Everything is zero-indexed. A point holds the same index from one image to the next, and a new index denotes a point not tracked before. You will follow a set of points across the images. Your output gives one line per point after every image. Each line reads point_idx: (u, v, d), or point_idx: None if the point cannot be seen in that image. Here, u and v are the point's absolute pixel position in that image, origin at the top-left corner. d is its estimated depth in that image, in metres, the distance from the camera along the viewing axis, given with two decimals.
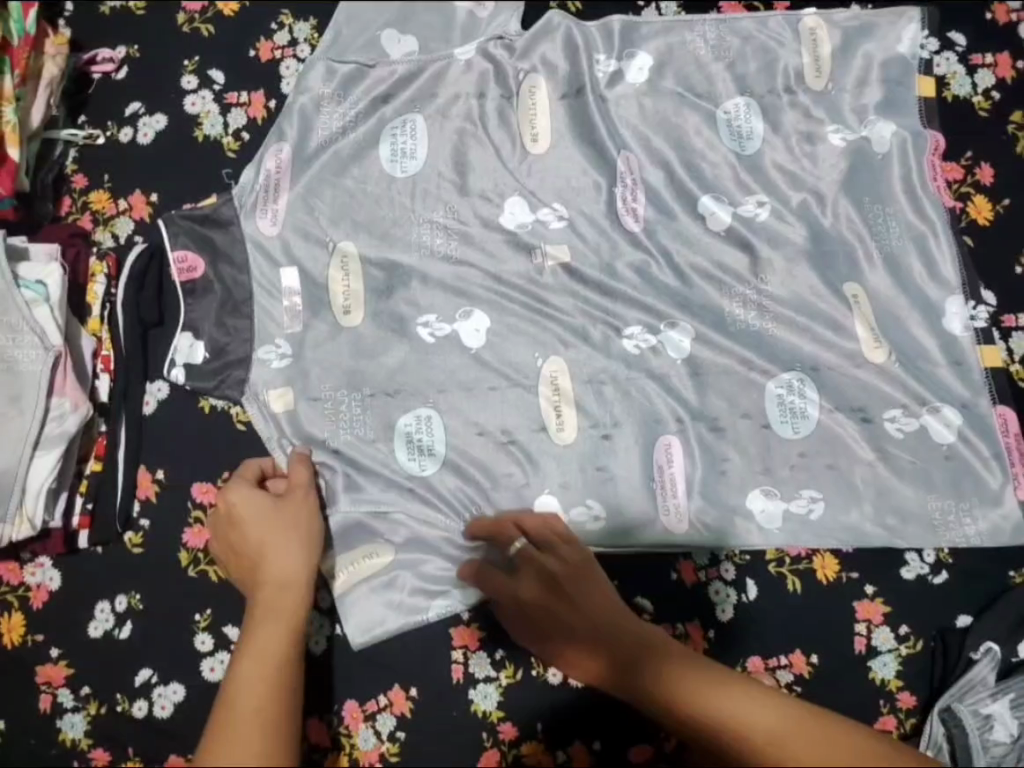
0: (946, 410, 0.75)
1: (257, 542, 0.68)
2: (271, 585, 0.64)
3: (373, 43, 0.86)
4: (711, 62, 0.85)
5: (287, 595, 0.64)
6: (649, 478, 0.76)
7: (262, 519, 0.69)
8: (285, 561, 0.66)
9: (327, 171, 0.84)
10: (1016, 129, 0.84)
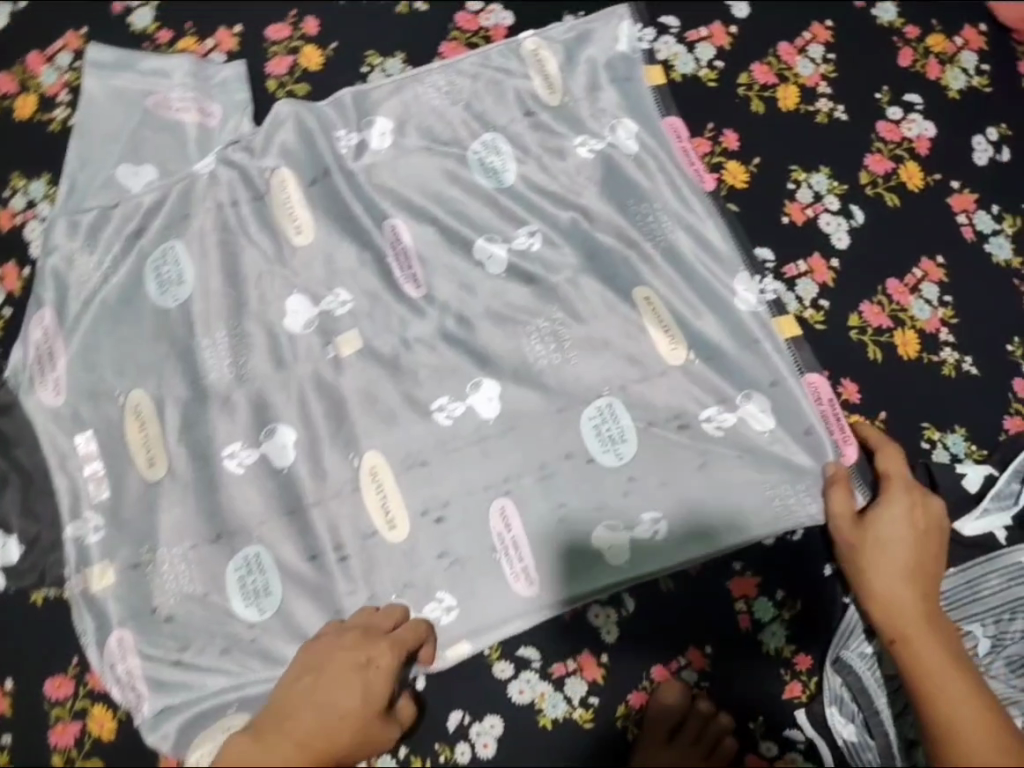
0: (756, 397, 0.79)
1: (350, 689, 0.63)
2: (335, 742, 0.60)
3: (111, 181, 0.85)
4: (448, 110, 0.86)
5: (335, 734, 0.60)
6: (493, 549, 0.78)
7: (332, 678, 0.63)
8: (347, 696, 0.63)
9: (97, 319, 0.82)
10: (747, 90, 0.86)
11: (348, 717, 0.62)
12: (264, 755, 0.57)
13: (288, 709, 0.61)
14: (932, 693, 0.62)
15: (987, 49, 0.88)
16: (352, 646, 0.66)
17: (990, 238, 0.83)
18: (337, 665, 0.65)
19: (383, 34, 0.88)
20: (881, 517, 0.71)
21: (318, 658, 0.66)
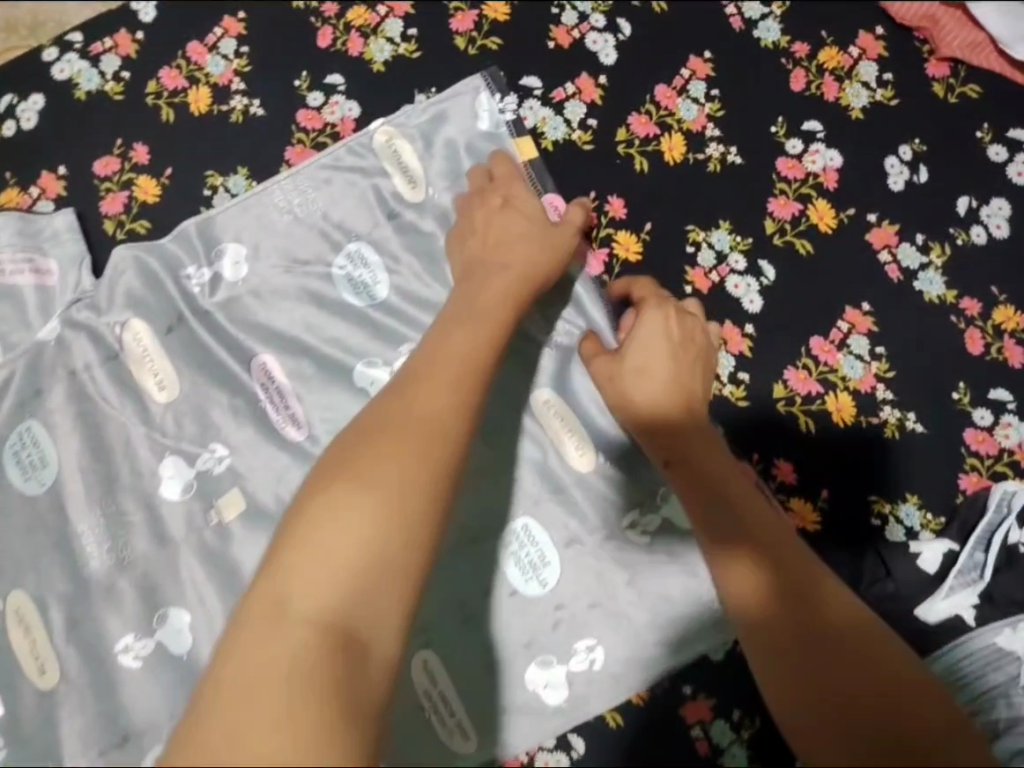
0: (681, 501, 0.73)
1: (437, 385, 0.56)
2: (402, 456, 0.50)
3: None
4: (303, 223, 0.77)
5: (408, 531, 0.48)
6: (421, 706, 0.69)
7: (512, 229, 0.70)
8: (384, 470, 0.49)
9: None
10: (627, 148, 0.77)
11: (426, 458, 0.51)
12: (369, 517, 0.47)
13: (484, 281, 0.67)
14: (810, 653, 0.54)
15: (887, 55, 0.79)
16: (491, 328, 0.62)
17: (918, 273, 0.74)
18: (462, 345, 0.60)
19: (221, 150, 0.80)
20: (668, 411, 0.66)
21: (431, 358, 0.58)
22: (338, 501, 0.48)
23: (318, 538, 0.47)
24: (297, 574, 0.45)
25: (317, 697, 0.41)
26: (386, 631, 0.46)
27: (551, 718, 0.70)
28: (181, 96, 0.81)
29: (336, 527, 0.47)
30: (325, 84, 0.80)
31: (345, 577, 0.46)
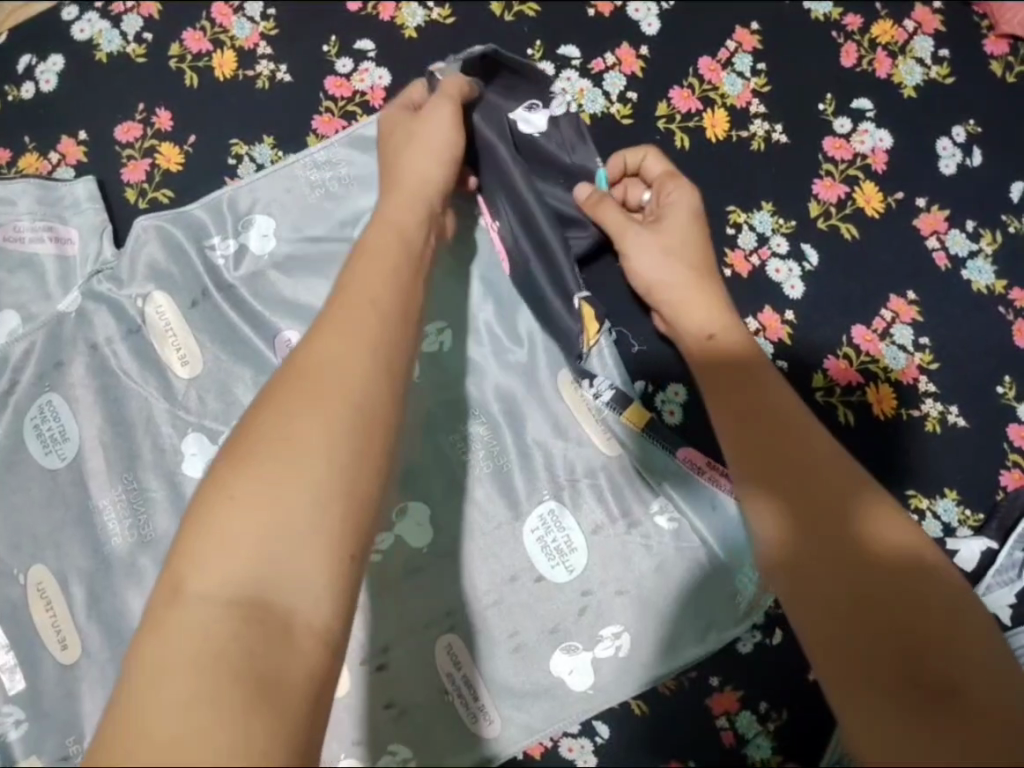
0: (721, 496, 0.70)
1: (366, 315, 0.47)
2: (353, 349, 0.45)
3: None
4: (331, 194, 0.75)
5: (346, 473, 0.40)
6: (444, 688, 0.70)
7: (410, 139, 0.62)
8: (334, 378, 0.43)
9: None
10: (667, 123, 0.74)
11: (378, 359, 0.45)
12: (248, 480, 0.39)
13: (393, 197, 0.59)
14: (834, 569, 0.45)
15: (944, 30, 0.75)
16: (408, 251, 0.54)
17: (967, 261, 0.72)
18: (380, 276, 0.50)
19: (247, 118, 0.77)
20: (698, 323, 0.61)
21: (358, 291, 0.48)
22: (281, 408, 0.42)
23: (259, 478, 0.39)
24: (208, 540, 0.38)
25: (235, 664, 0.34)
26: (316, 590, 0.38)
27: (577, 707, 0.70)
28: (205, 59, 0.78)
29: (287, 445, 0.40)
30: (354, 51, 0.78)
31: (272, 511, 0.38)
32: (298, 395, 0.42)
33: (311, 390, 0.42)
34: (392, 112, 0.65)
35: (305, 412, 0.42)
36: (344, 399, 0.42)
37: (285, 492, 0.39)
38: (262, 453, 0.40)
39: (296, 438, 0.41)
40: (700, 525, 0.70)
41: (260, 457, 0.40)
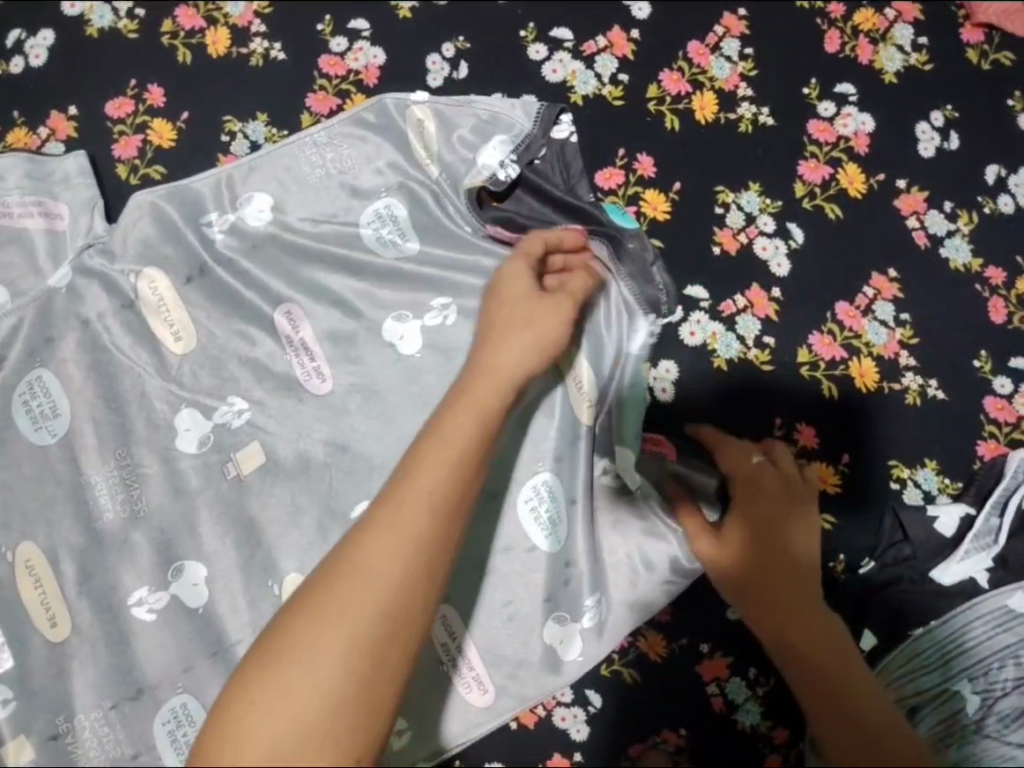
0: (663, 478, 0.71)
1: (423, 509, 0.50)
2: (402, 541, 0.49)
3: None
4: (328, 170, 0.75)
5: (388, 631, 0.47)
6: (440, 659, 0.71)
7: (531, 308, 0.63)
8: (386, 559, 0.48)
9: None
10: (658, 105, 0.76)
11: (407, 571, 0.48)
12: (305, 619, 0.47)
13: (492, 335, 0.62)
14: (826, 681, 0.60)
15: (922, 18, 0.78)
16: (482, 409, 0.56)
17: (945, 240, 0.74)
18: (462, 440, 0.54)
19: (240, 94, 0.78)
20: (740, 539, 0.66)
21: (429, 458, 0.52)
22: (351, 555, 0.49)
23: (305, 632, 0.47)
24: (288, 668, 0.46)
25: (325, 728, 0.45)
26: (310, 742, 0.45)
27: (571, 675, 0.71)
28: (198, 36, 0.78)
29: (339, 604, 0.47)
30: (349, 30, 0.78)
31: (297, 685, 0.46)
32: (375, 530, 0.49)
33: (359, 565, 0.48)
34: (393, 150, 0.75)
35: (346, 576, 0.48)
36: (382, 587, 0.48)
37: (323, 622, 0.47)
38: (328, 590, 0.48)
39: (351, 579, 0.48)
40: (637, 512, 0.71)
41: (327, 594, 0.48)
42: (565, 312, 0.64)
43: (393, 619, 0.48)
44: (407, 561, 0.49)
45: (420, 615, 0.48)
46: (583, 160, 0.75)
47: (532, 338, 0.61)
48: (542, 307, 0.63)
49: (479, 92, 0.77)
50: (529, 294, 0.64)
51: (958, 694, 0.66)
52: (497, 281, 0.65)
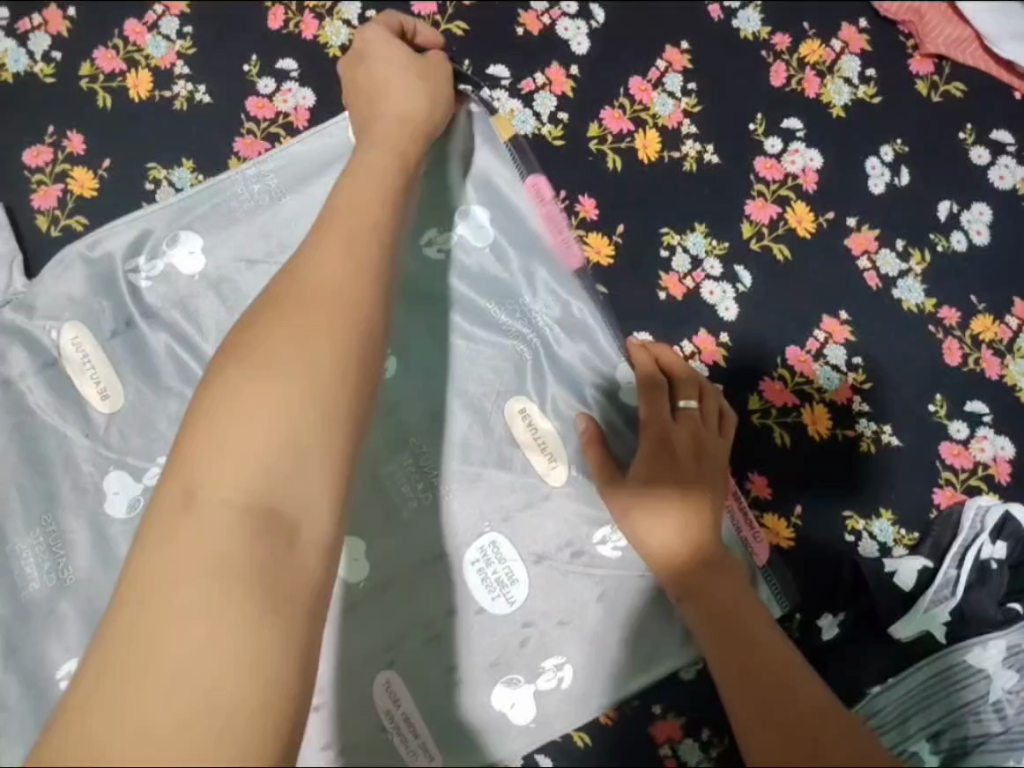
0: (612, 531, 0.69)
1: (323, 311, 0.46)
2: (307, 340, 0.44)
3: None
4: (256, 216, 0.72)
5: (300, 439, 0.41)
6: (382, 727, 0.68)
7: (391, 72, 0.64)
8: (293, 352, 0.43)
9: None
10: (599, 145, 0.73)
11: (311, 365, 0.43)
12: (202, 426, 0.41)
13: (369, 112, 0.63)
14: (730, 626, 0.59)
15: (870, 49, 0.76)
16: (356, 234, 0.51)
17: (897, 280, 0.72)
18: (349, 261, 0.49)
19: (165, 140, 0.74)
20: (663, 525, 0.63)
21: (306, 275, 0.48)
22: (244, 359, 0.43)
23: (210, 444, 0.40)
24: (192, 507, 0.38)
25: (241, 577, 0.37)
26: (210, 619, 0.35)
27: (519, 740, 0.68)
28: (119, 79, 0.75)
29: (244, 407, 0.41)
30: (276, 70, 0.75)
31: (197, 532, 0.37)
32: (269, 334, 0.44)
33: (260, 361, 0.43)
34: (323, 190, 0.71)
35: (243, 376, 0.42)
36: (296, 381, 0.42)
37: (226, 430, 0.40)
38: (227, 396, 0.42)
39: (252, 378, 0.42)
40: (585, 571, 0.69)
41: (223, 405, 0.41)
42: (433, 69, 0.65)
43: (311, 415, 0.42)
44: (316, 348, 0.44)
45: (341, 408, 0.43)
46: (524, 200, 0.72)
47: (400, 76, 0.63)
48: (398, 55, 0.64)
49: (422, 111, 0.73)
50: (397, 59, 0.64)
51: (916, 753, 0.63)
52: (361, 61, 0.66)
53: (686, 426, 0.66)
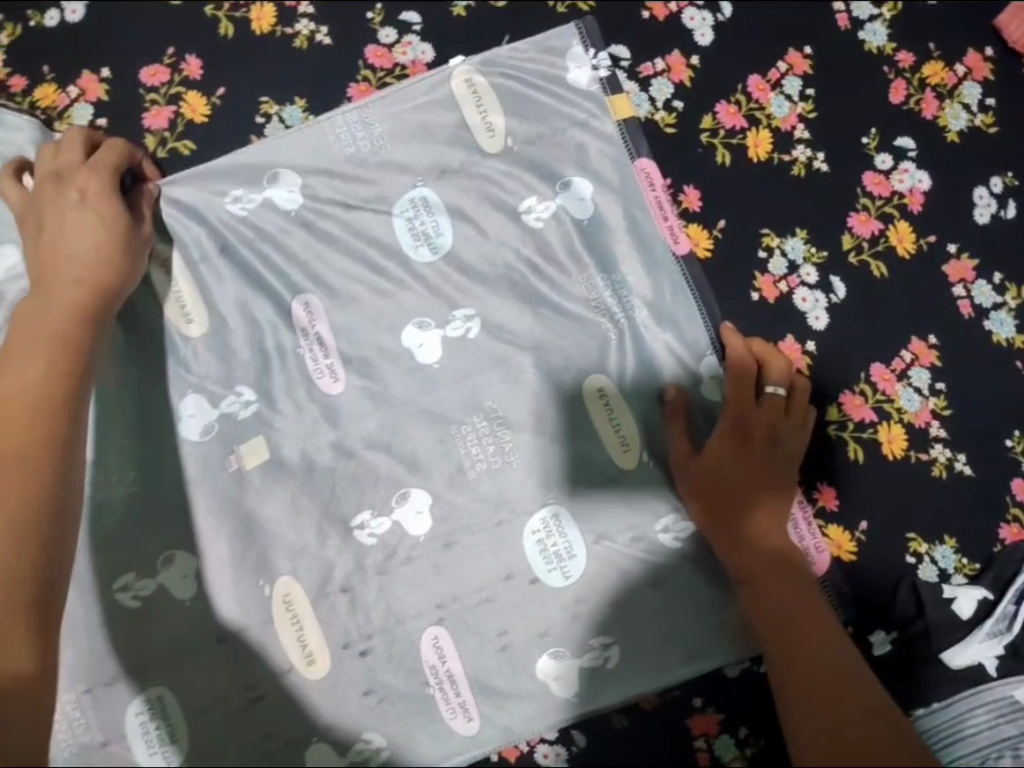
0: (676, 521, 0.69)
1: (23, 419, 0.57)
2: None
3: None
4: (361, 164, 0.74)
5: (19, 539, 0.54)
6: (424, 682, 0.68)
7: (87, 215, 0.66)
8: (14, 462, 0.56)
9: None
10: (710, 137, 0.73)
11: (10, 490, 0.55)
12: None
13: (56, 230, 0.66)
14: (788, 622, 0.63)
15: (993, 79, 0.75)
16: (67, 362, 0.61)
17: (990, 312, 0.72)
18: (43, 364, 0.60)
19: (281, 75, 0.75)
20: (725, 499, 0.67)
21: (11, 387, 0.58)
22: None
23: None
24: None
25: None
26: (10, 661, 0.53)
27: (559, 715, 0.68)
28: (243, 11, 0.75)
29: None
30: (399, 21, 0.75)
31: None
32: None
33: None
34: (437, 149, 0.74)
35: None
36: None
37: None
38: None
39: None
40: (642, 557, 0.69)
41: None
42: (131, 235, 0.68)
43: (13, 528, 0.54)
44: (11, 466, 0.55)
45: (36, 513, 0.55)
46: (629, 183, 0.72)
47: (92, 221, 0.66)
48: (87, 193, 0.67)
49: (538, 79, 0.74)
50: (82, 201, 0.66)
51: None
52: (58, 162, 0.68)
53: (767, 409, 0.68)
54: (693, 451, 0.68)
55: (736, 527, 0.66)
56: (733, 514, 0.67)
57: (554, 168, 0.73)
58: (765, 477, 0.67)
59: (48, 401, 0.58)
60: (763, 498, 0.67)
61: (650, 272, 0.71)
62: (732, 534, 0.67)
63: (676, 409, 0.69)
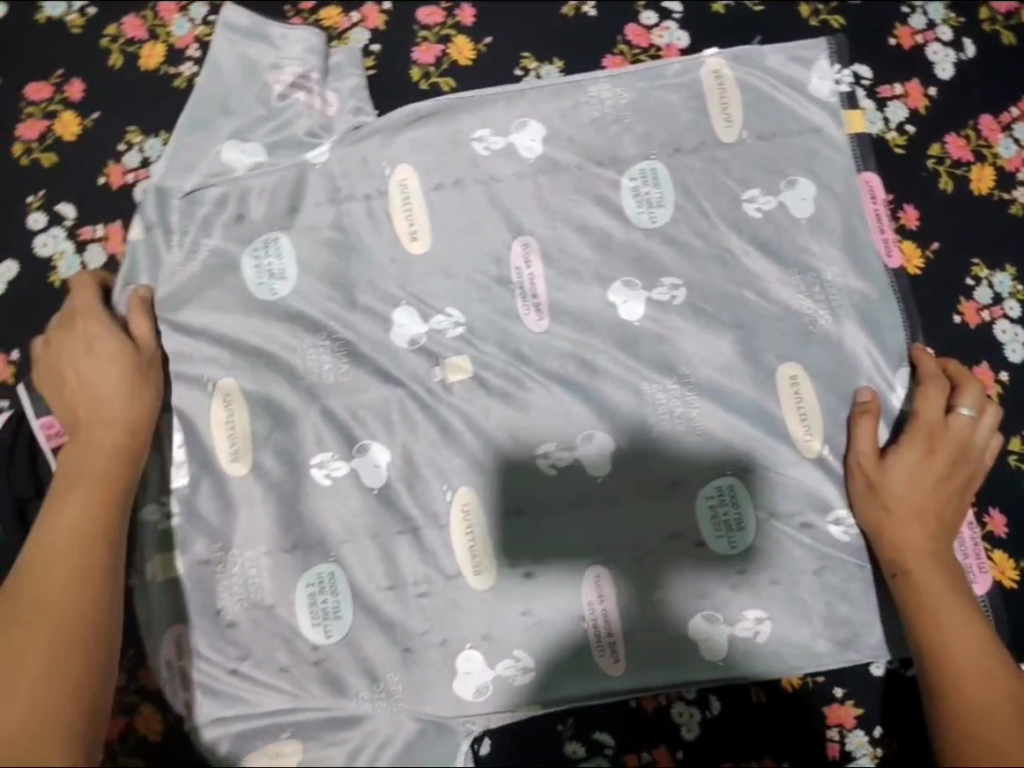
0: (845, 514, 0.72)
1: (72, 557, 0.63)
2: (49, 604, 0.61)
3: (213, 155, 0.78)
4: (604, 127, 0.78)
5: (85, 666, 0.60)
6: (580, 617, 0.71)
7: (110, 361, 0.70)
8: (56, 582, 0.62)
9: (169, 304, 0.75)
10: (937, 164, 0.77)
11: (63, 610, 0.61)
12: None
13: (80, 380, 0.70)
14: (943, 615, 0.65)
15: None
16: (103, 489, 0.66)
17: None
18: (84, 506, 0.65)
19: (547, 38, 0.82)
20: (894, 492, 0.69)
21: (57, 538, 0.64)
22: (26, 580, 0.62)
23: None
24: None
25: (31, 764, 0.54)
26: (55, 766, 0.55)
27: (703, 678, 0.70)
28: None
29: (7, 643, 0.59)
30: (661, 8, 0.82)
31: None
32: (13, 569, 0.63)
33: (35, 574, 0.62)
34: (676, 126, 0.78)
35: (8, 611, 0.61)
36: (62, 568, 0.62)
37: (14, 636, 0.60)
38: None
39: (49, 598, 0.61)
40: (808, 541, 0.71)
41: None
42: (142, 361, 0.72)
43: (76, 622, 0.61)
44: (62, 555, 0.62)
45: (76, 614, 0.61)
46: (856, 191, 0.76)
47: (112, 370, 0.70)
48: (109, 347, 0.71)
49: (783, 82, 0.78)
50: (107, 349, 0.71)
51: None
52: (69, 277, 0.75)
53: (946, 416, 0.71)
54: (877, 451, 0.71)
55: (903, 520, 0.68)
56: (902, 507, 0.68)
57: (783, 164, 0.77)
58: (936, 477, 0.69)
59: (81, 497, 0.65)
60: (929, 495, 0.69)
61: (861, 276, 0.75)
62: (898, 526, 0.68)
63: (869, 411, 0.71)
